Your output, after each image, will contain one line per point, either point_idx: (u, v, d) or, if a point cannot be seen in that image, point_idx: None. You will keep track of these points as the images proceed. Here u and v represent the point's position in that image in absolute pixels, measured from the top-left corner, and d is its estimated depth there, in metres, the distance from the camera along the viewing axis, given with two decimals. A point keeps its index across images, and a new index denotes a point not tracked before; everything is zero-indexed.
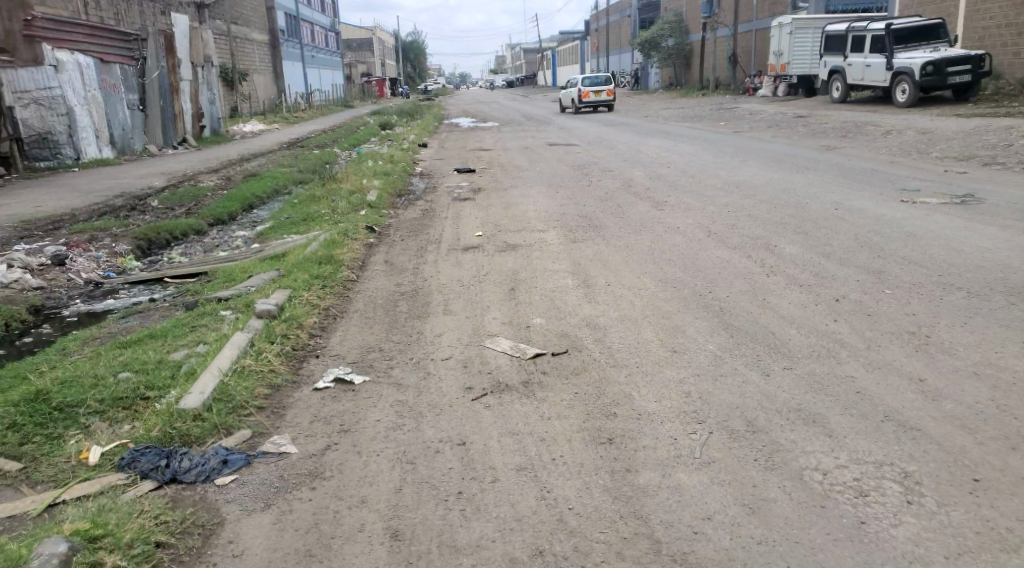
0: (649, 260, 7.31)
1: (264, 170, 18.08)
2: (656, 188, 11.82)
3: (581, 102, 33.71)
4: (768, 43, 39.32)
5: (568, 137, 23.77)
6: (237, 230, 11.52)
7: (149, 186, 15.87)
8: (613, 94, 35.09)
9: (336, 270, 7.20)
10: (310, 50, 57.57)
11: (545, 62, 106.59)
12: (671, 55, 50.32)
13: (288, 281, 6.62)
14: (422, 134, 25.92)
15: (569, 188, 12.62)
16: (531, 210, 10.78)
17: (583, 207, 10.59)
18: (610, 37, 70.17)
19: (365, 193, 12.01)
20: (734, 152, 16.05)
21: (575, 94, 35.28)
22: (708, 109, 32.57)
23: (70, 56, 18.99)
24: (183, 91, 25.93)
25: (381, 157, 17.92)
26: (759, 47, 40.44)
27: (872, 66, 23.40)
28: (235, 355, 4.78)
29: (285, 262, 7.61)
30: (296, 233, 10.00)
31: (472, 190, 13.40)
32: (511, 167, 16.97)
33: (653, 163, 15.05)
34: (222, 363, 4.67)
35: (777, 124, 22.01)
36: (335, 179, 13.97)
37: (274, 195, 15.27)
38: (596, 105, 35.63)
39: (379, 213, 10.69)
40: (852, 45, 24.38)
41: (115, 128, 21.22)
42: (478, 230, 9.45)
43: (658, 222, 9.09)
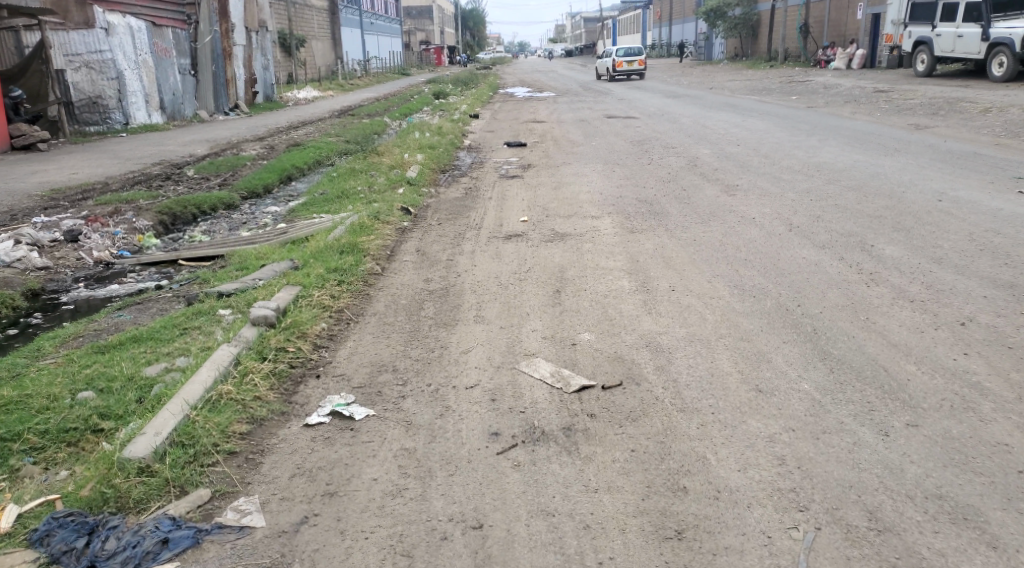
0: (721, 260, 6.22)
1: (307, 140, 17.31)
2: (725, 169, 10.64)
3: (614, 70, 34.38)
4: (844, 12, 37.01)
5: (629, 110, 22.43)
6: (270, 206, 10.63)
7: (189, 153, 15.23)
8: (644, 64, 35.91)
9: (359, 261, 6.26)
10: (368, 17, 56.78)
11: (606, 32, 104.07)
12: (739, 25, 48.01)
13: (301, 273, 5.67)
14: (475, 105, 24.91)
15: (627, 166, 11.52)
16: (585, 191, 9.75)
17: (643, 190, 9.52)
18: (674, 6, 67.62)
19: (406, 169, 11.07)
20: (811, 130, 14.68)
21: (609, 65, 36.41)
22: (778, 81, 30.72)
23: (121, 19, 18.46)
24: (236, 56, 25.31)
25: (429, 129, 16.96)
26: (833, 16, 38.03)
27: (964, 37, 21.51)
28: (212, 381, 3.83)
29: (306, 248, 6.69)
30: (327, 212, 9.11)
31: (523, 166, 12.37)
32: (565, 141, 15.88)
33: (721, 140, 13.79)
34: (192, 391, 3.73)
35: (857, 99, 20.33)
36: (374, 154, 13.08)
37: (316, 167, 14.40)
38: (629, 73, 36.49)
39: (418, 192, 9.74)
40: (942, 13, 22.41)
41: (166, 93, 20.69)
42: (525, 214, 8.47)
43: (728, 211, 7.99)
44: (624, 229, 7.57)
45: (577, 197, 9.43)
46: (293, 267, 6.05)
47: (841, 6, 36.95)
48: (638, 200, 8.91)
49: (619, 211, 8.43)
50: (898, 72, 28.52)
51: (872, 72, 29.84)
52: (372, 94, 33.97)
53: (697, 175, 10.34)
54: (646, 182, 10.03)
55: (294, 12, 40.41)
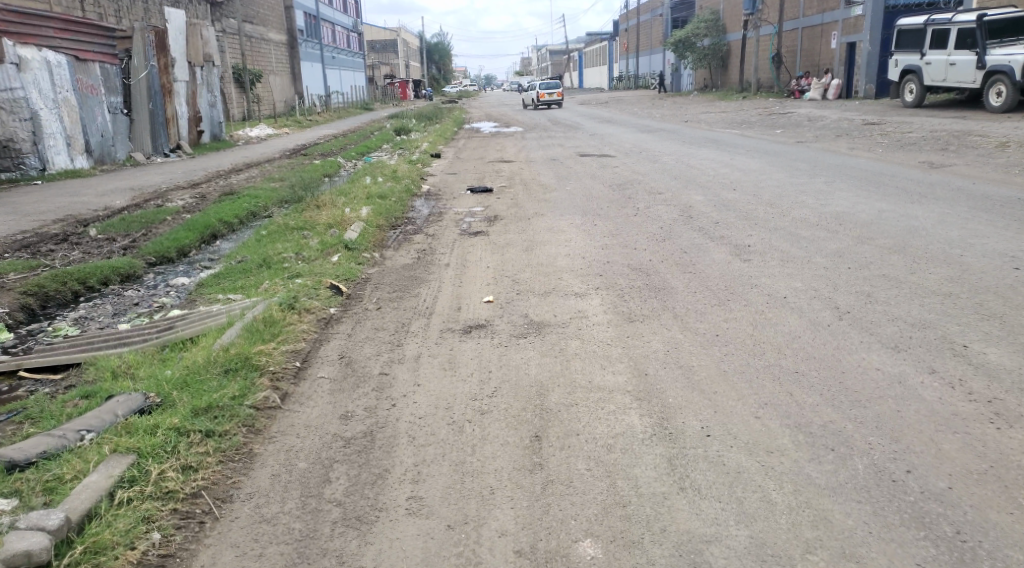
0: (768, 376, 4.40)
1: (246, 186, 15.40)
2: (726, 223, 9.02)
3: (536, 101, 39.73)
4: (816, 40, 36.11)
5: (604, 147, 20.85)
6: (179, 277, 8.70)
7: (106, 206, 13.24)
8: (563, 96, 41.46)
9: (250, 389, 4.44)
10: (331, 52, 55.19)
11: (572, 65, 104.50)
12: (709, 56, 47.32)
13: (139, 422, 3.98)
14: (438, 142, 23.24)
15: (609, 220, 9.86)
16: (562, 253, 8.03)
17: (635, 251, 7.81)
18: (641, 38, 67.13)
19: (345, 229, 9.18)
20: (811, 169, 13.19)
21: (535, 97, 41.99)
22: (756, 114, 29.53)
23: (35, 52, 16.49)
24: (178, 93, 23.35)
25: (384, 173, 15.12)
26: (805, 46, 37.18)
27: (959, 65, 20.34)
28: None
29: (179, 364, 4.80)
30: (231, 292, 7.18)
31: (489, 221, 10.66)
32: (535, 185, 14.23)
33: (712, 184, 12.19)
34: None
35: (847, 134, 19.03)
36: (311, 209, 11.18)
37: (250, 221, 12.46)
38: (551, 104, 42.06)
39: (355, 260, 7.83)
40: (931, 40, 21.31)
41: (93, 135, 18.70)
42: (489, 292, 6.65)
43: (749, 287, 6.26)
44: (620, 317, 5.73)
45: (552, 265, 7.59)
46: (143, 409, 4.17)
47: (814, 36, 36.16)
48: (636, 267, 7.19)
49: (612, 284, 6.66)
50: (879, 102, 27.47)
51: (851, 103, 28.80)
52: (332, 131, 32.08)
53: (691, 231, 8.68)
54: (637, 241, 8.32)
55: (250, 46, 38.52)
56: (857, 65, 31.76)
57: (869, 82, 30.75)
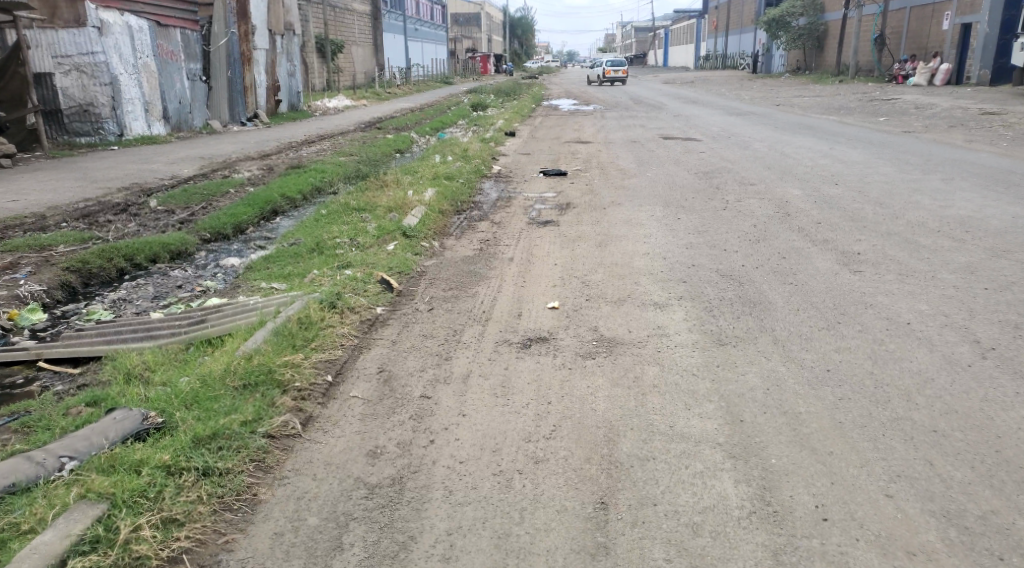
0: (900, 439, 3.53)
1: (314, 160, 14.99)
2: (826, 224, 8.02)
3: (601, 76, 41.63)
4: (925, 21, 33.72)
5: (689, 130, 19.71)
6: (231, 256, 8.18)
7: (173, 175, 12.97)
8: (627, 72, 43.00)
9: (267, 410, 3.74)
10: (414, 24, 54.83)
11: (657, 42, 101.90)
12: (804, 35, 44.87)
13: (125, 454, 3.30)
14: (515, 119, 22.50)
15: (694, 215, 8.97)
16: (640, 252, 7.23)
17: (725, 254, 6.92)
18: (732, 16, 64.57)
19: (404, 213, 8.53)
20: (923, 165, 11.96)
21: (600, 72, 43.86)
22: (855, 99, 27.70)
23: (118, 18, 16.35)
24: (257, 61, 23.10)
25: (454, 151, 14.47)
26: (912, 27, 34.80)
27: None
28: None
29: (193, 372, 4.17)
30: (274, 281, 6.59)
31: (560, 211, 9.90)
32: (615, 170, 13.36)
33: (813, 179, 11.12)
34: None
35: (959, 128, 17.44)
36: (373, 189, 10.61)
37: (314, 197, 11.97)
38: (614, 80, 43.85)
39: (410, 250, 7.15)
40: None
41: (172, 101, 18.56)
42: (555, 297, 5.88)
43: (862, 308, 5.33)
44: (708, 337, 4.88)
45: (629, 266, 6.77)
46: (144, 432, 3.48)
47: (923, 17, 33.78)
48: (727, 274, 6.31)
49: (698, 293, 5.81)
50: (993, 90, 25.33)
51: (960, 91, 26.68)
52: (408, 105, 31.63)
53: (787, 233, 7.73)
54: (727, 242, 7.41)
55: (332, 16, 38.37)
56: (972, 49, 29.48)
57: (985, 66, 28.58)
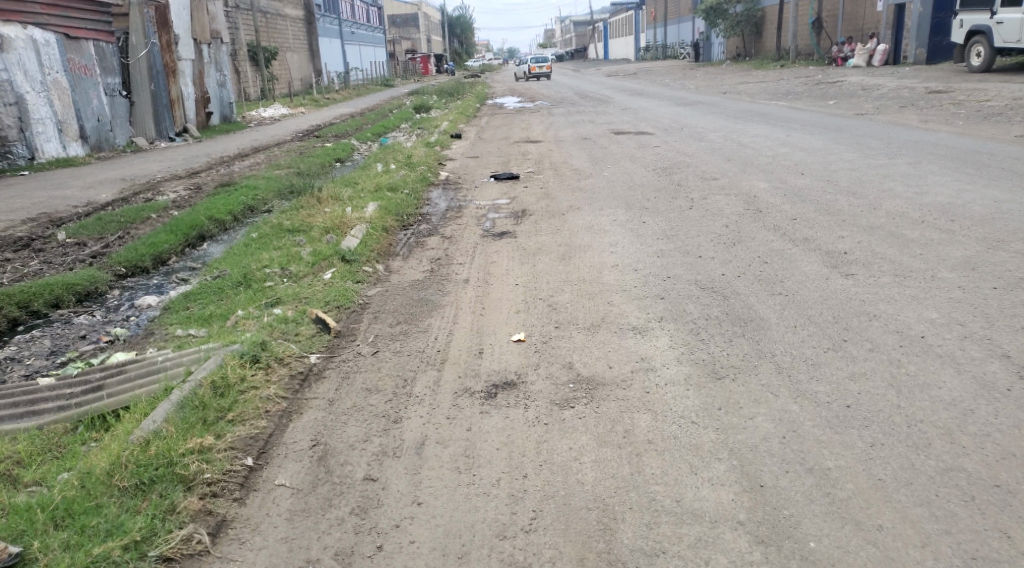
0: (958, 501, 2.92)
1: (247, 176, 13.97)
2: (805, 227, 7.41)
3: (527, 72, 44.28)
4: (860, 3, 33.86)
5: (639, 123, 19.18)
6: (148, 293, 7.27)
7: (89, 201, 11.86)
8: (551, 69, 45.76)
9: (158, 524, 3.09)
10: (350, 28, 53.65)
11: (596, 36, 102.03)
12: (740, 23, 44.90)
13: None
14: (459, 120, 21.69)
15: (659, 221, 8.30)
16: (606, 269, 6.55)
17: (703, 267, 6.27)
18: (669, 7, 64.69)
19: (342, 233, 7.70)
20: (886, 150, 11.54)
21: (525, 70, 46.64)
22: (799, 83, 27.58)
23: (20, 31, 15.11)
24: (184, 73, 21.82)
25: (397, 158, 13.57)
26: (847, 10, 34.95)
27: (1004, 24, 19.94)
28: None
29: (75, 474, 3.40)
30: (189, 326, 5.74)
31: (516, 221, 9.12)
32: (568, 170, 12.70)
33: (776, 172, 10.59)
34: None
35: (913, 111, 17.15)
36: (308, 206, 9.74)
37: (245, 217, 11.02)
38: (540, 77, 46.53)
39: (347, 276, 6.33)
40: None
41: (90, 120, 17.31)
42: (519, 330, 5.11)
43: (874, 318, 4.64)
44: (702, 368, 4.17)
45: (601, 287, 6.04)
46: None
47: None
48: (714, 295, 5.63)
49: (686, 319, 5.11)
50: (935, 69, 25.34)
51: (902, 71, 26.66)
52: (349, 110, 30.52)
53: (766, 240, 7.09)
54: (705, 254, 6.74)
55: (264, 23, 37.08)
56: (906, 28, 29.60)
57: (920, 46, 28.80)
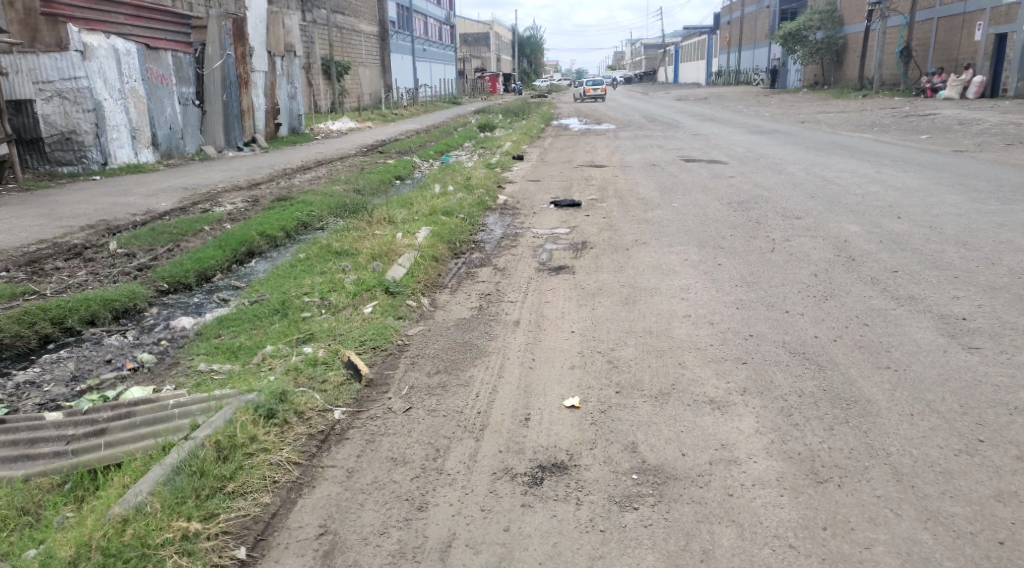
0: None
1: (305, 189, 13.68)
2: (904, 286, 6.59)
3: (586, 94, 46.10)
4: (953, 34, 32.26)
5: (711, 150, 18.33)
6: (186, 315, 6.83)
7: (145, 209, 11.66)
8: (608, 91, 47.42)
9: None
10: (422, 44, 53.88)
11: (668, 59, 101.06)
12: (822, 49, 43.33)
13: None
14: (525, 141, 21.22)
15: (733, 266, 7.56)
16: (676, 320, 5.87)
17: (789, 329, 5.57)
18: (746, 32, 63.33)
19: (389, 261, 7.19)
20: (990, 197, 10.58)
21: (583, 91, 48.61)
22: (883, 115, 26.32)
23: (103, 40, 15.09)
24: (256, 84, 21.85)
25: (455, 179, 13.09)
26: (939, 39, 33.37)
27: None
28: None
29: (40, 555, 3.00)
30: (216, 358, 5.23)
31: (575, 254, 8.48)
32: (636, 200, 11.98)
33: (867, 217, 9.72)
34: None
35: (1014, 152, 15.91)
36: (359, 228, 9.28)
37: (298, 234, 10.65)
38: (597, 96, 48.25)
39: (386, 313, 5.83)
40: None
41: (162, 128, 17.30)
42: (570, 393, 4.48)
43: (993, 431, 3.96)
44: (798, 467, 3.62)
45: (671, 342, 5.38)
46: None
47: (952, 27, 32.26)
48: (804, 363, 4.90)
49: (781, 398, 4.38)
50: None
51: (997, 106, 25.11)
52: (415, 126, 30.36)
53: (858, 297, 6.32)
54: (791, 310, 6.01)
55: (338, 36, 37.30)
56: (1008, 59, 28.05)
57: (1022, 78, 27.18)
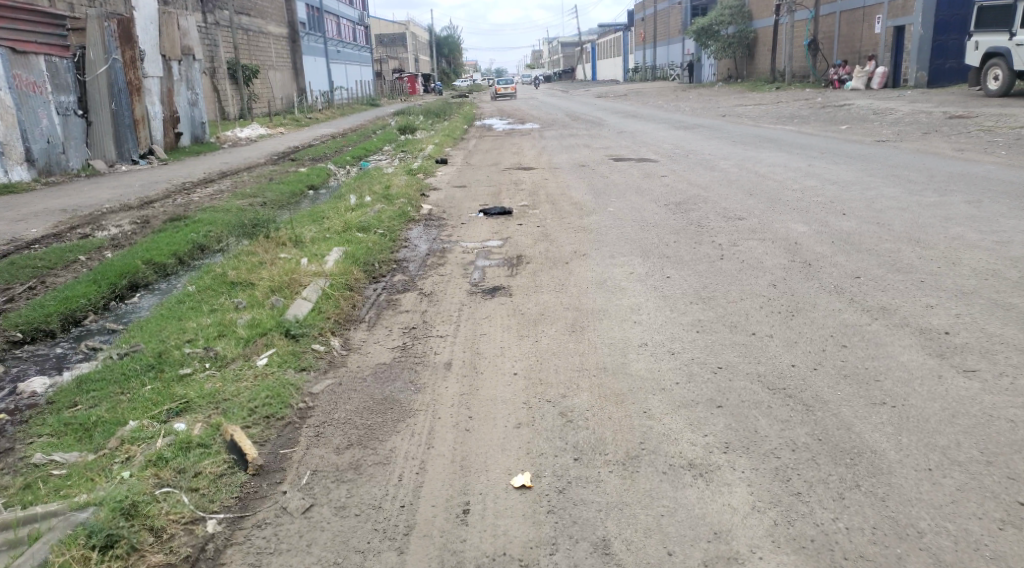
0: None
1: (205, 206, 12.36)
2: (877, 295, 5.92)
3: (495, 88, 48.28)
4: (854, 27, 32.80)
5: (638, 148, 17.77)
6: (40, 376, 5.72)
7: (14, 237, 10.21)
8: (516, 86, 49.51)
9: None
10: (336, 46, 52.23)
11: (584, 57, 101.84)
12: (732, 44, 43.84)
13: None
14: (446, 143, 20.26)
15: (685, 279, 6.78)
16: (633, 352, 5.03)
17: (759, 358, 4.80)
18: (659, 28, 63.82)
19: (293, 295, 6.11)
20: (931, 189, 10.21)
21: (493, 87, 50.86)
22: (802, 107, 26.40)
23: None
24: (149, 90, 20.11)
25: (372, 189, 11.99)
26: (842, 33, 33.95)
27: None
28: None
29: None
30: (61, 447, 4.20)
31: (510, 270, 7.59)
32: (569, 204, 11.21)
33: (813, 216, 9.18)
34: None
35: (939, 140, 15.83)
36: (260, 251, 8.15)
37: (193, 258, 9.44)
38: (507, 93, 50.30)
39: (282, 363, 4.87)
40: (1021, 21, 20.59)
41: (37, 140, 15.63)
42: (517, 471, 3.62)
43: None
44: (818, 565, 2.93)
45: (631, 385, 4.49)
46: None
47: (854, 20, 32.78)
48: (791, 402, 4.09)
49: (773, 457, 3.55)
50: (945, 93, 24.14)
51: (908, 95, 25.49)
52: (330, 131, 28.93)
53: (833, 311, 5.60)
54: (765, 333, 5.23)
55: (244, 40, 35.47)
56: (906, 51, 28.52)
57: (920, 69, 27.83)
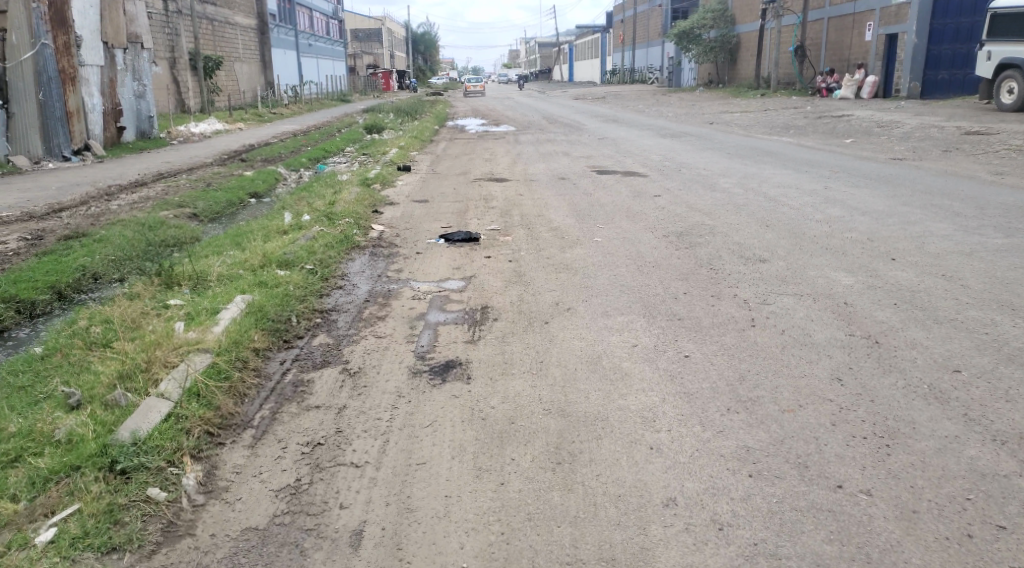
0: None
1: (115, 218, 10.27)
2: (997, 411, 4.17)
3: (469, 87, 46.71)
4: (844, 34, 31.30)
5: (625, 158, 15.99)
6: None
7: None
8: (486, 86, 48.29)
9: None
10: (307, 38, 49.90)
11: (564, 58, 100.32)
12: (716, 48, 42.39)
13: None
14: (414, 145, 18.30)
15: (710, 370, 4.88)
16: (675, 509, 3.37)
17: (869, 551, 3.13)
18: (640, 29, 62.28)
19: (143, 393, 4.15)
20: (976, 231, 8.57)
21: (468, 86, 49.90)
22: (795, 116, 24.84)
23: None
24: (87, 80, 17.65)
25: (313, 204, 10.00)
26: (830, 40, 32.47)
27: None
28: None
29: None
30: None
31: (470, 333, 5.65)
32: (549, 229, 9.37)
33: (848, 263, 7.44)
34: None
35: (962, 163, 14.26)
36: (142, 295, 6.08)
37: (81, 290, 7.38)
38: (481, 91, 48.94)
39: (78, 543, 3.09)
40: None
41: None
42: None
43: None
44: None
45: None
46: None
47: (843, 27, 31.35)
48: None
49: None
50: (947, 107, 22.73)
51: (910, 107, 24.04)
52: (294, 127, 26.81)
53: (942, 439, 3.89)
54: (858, 487, 3.48)
55: (205, 27, 33.11)
56: (899, 60, 27.12)
57: (914, 80, 26.39)
